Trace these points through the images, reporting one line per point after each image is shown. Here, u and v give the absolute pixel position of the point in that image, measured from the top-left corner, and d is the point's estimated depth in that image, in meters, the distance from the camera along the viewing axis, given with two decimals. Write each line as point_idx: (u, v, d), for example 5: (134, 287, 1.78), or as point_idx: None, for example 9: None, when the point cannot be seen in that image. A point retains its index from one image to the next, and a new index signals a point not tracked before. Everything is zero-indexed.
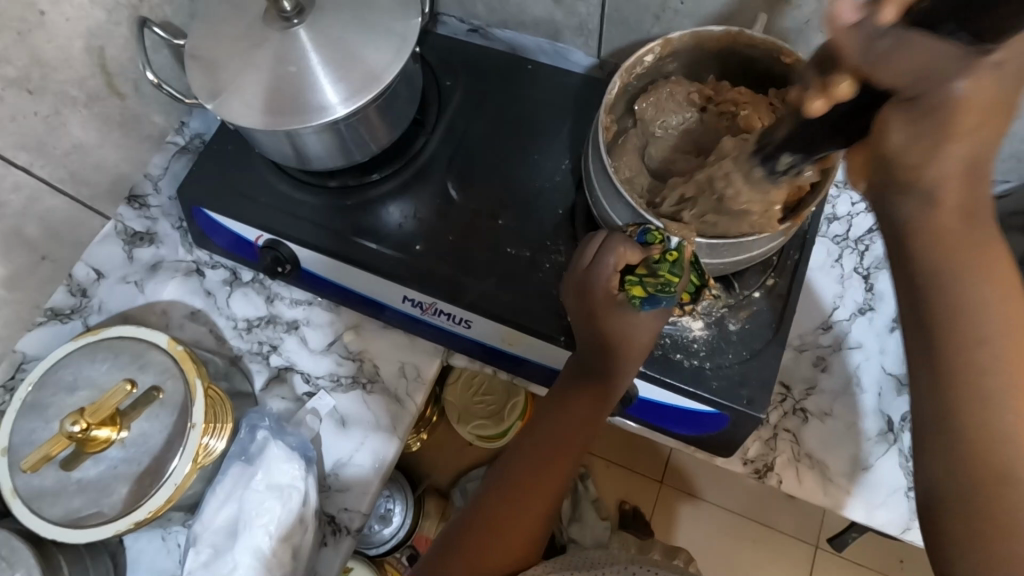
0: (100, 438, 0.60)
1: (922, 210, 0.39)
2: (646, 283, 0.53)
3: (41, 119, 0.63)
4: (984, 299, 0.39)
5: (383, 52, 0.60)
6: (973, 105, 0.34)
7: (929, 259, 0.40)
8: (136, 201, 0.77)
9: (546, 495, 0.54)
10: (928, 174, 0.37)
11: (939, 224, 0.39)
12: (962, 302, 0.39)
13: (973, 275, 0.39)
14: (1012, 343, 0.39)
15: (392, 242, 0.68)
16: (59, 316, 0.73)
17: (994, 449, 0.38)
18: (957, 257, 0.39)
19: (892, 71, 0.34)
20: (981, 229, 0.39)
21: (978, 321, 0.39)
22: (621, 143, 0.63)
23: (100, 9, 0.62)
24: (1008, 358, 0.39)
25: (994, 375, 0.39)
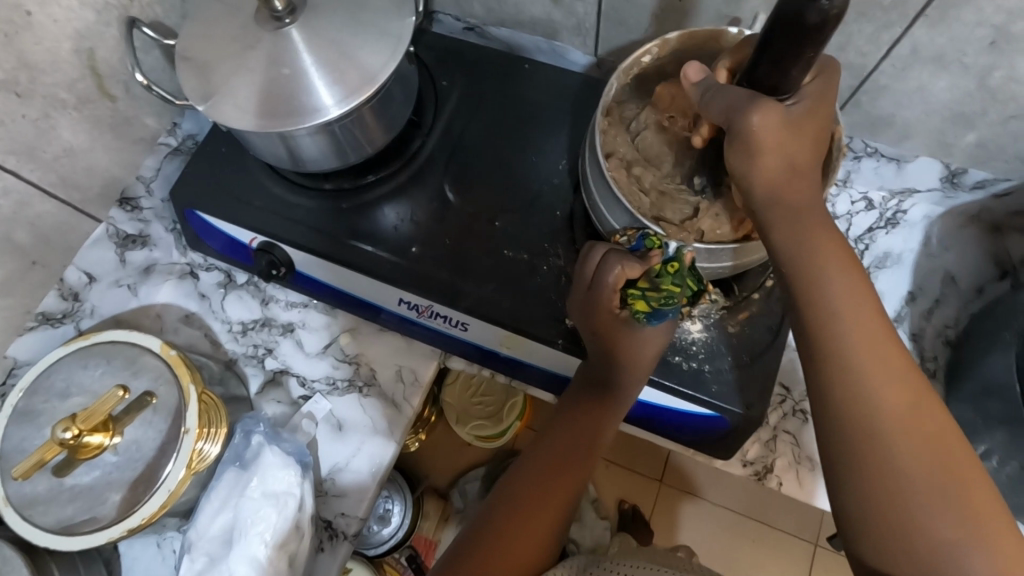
0: (93, 444, 0.59)
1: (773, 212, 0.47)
2: (649, 298, 0.51)
3: (30, 122, 0.62)
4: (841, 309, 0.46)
5: (378, 52, 0.59)
6: (774, 128, 0.45)
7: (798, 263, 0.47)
8: (128, 203, 0.76)
9: (553, 505, 0.54)
10: (761, 183, 0.47)
11: (789, 225, 0.47)
12: (827, 311, 0.46)
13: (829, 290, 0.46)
14: (874, 351, 0.46)
15: (388, 244, 0.68)
16: (51, 320, 0.72)
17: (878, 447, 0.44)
18: (811, 261, 0.47)
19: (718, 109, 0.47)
20: (823, 231, 0.47)
21: (843, 324, 0.46)
22: (618, 129, 0.60)
23: (89, 10, 0.61)
24: (874, 364, 0.45)
25: (863, 375, 0.45)
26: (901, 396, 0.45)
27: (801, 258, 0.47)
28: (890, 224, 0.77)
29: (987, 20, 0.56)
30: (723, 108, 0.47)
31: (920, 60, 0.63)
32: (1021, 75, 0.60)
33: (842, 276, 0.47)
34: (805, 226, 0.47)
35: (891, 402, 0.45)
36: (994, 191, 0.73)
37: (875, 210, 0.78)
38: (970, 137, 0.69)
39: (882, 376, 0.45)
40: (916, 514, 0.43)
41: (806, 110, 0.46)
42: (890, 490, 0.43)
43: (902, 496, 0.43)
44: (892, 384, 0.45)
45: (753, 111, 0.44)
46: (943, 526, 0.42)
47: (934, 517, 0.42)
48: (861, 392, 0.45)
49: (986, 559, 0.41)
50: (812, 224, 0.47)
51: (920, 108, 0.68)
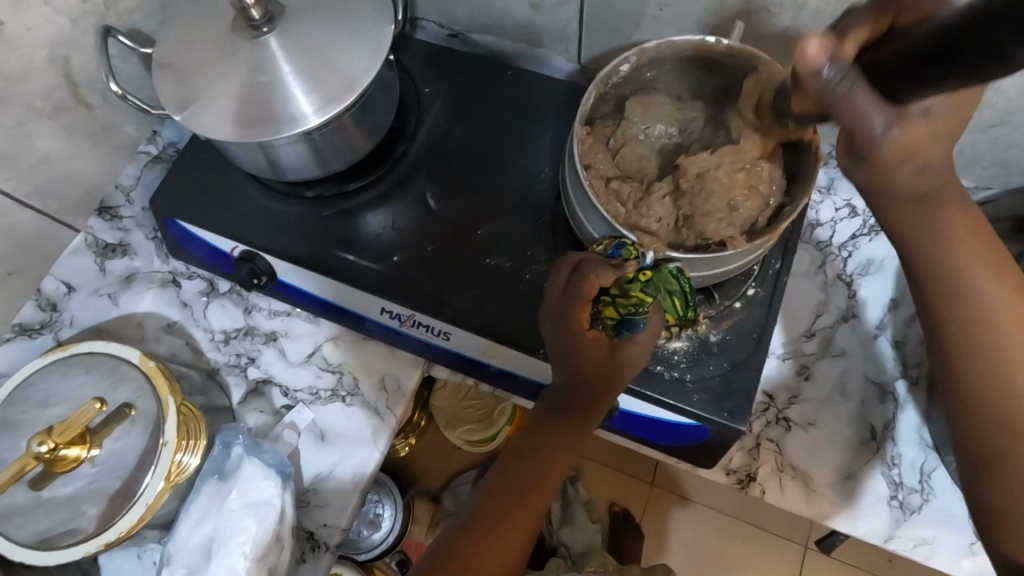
0: (70, 456, 0.58)
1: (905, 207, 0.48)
2: (618, 305, 0.52)
3: (5, 131, 0.61)
4: (979, 287, 0.51)
5: (358, 59, 0.58)
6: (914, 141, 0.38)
7: (939, 256, 0.51)
8: (108, 212, 0.76)
9: (529, 503, 0.56)
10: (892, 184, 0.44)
11: (943, 243, 0.50)
12: (974, 317, 0.52)
13: (967, 275, 0.51)
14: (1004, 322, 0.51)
15: (370, 252, 0.67)
16: (28, 331, 0.72)
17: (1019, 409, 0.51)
18: (955, 260, 0.51)
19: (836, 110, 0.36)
20: (968, 236, 0.50)
21: (978, 300, 0.51)
22: (599, 143, 0.61)
23: (64, 17, 0.60)
24: (1003, 333, 0.51)
25: (1003, 345, 0.51)
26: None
27: (940, 256, 0.51)
28: (874, 231, 0.76)
29: None
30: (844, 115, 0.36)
31: None
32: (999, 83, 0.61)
33: (981, 268, 0.51)
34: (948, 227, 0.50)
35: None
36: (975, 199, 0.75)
37: (858, 217, 0.77)
38: None
39: None
40: None
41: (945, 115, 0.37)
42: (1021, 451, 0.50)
43: None
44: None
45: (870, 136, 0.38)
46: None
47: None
48: (998, 363, 0.51)
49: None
50: (951, 219, 0.49)
51: None
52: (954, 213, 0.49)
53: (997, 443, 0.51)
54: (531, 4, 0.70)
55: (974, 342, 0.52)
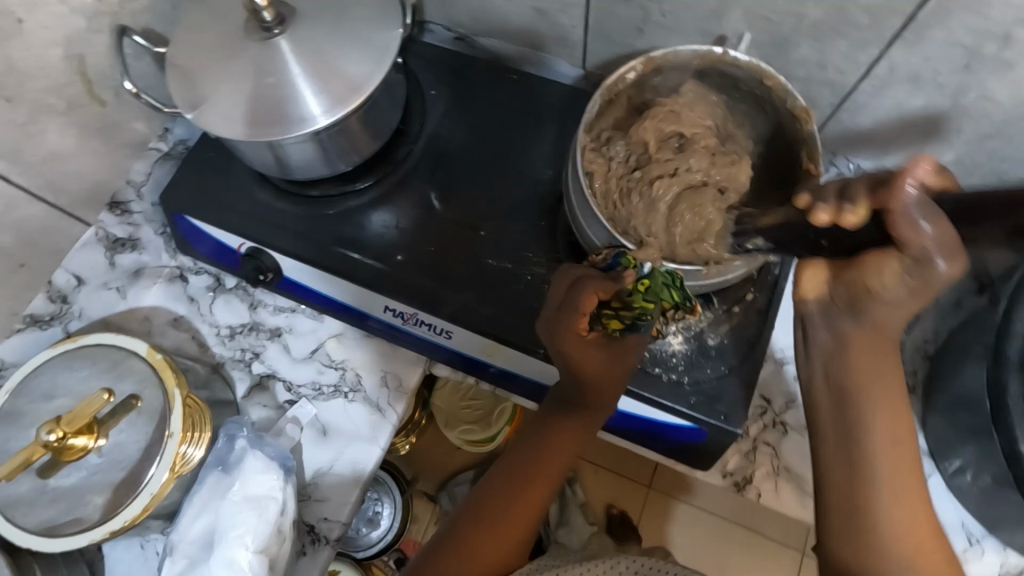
0: (77, 446, 0.60)
1: (866, 338, 0.49)
2: (622, 316, 0.53)
3: (18, 127, 0.62)
4: (868, 399, 0.50)
5: (364, 64, 0.59)
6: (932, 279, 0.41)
7: (843, 359, 0.50)
8: (119, 207, 0.77)
9: (531, 498, 0.56)
10: (885, 317, 0.47)
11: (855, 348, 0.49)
12: (854, 426, 0.50)
13: (862, 387, 0.50)
14: (881, 435, 0.50)
15: (373, 250, 0.68)
16: (38, 322, 0.73)
17: (870, 525, 0.49)
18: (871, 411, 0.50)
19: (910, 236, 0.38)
20: (878, 346, 0.49)
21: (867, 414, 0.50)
22: (619, 107, 0.62)
23: (80, 16, 0.61)
24: (879, 448, 0.50)
25: (880, 495, 0.49)
26: (903, 517, 0.49)
27: (859, 398, 0.50)
28: None
29: (958, 43, 0.58)
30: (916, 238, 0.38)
31: (896, 80, 0.64)
32: (992, 95, 0.61)
33: (887, 426, 0.50)
34: (875, 376, 0.50)
35: (887, 485, 0.50)
36: None
37: None
38: (947, 155, 0.70)
39: (896, 490, 0.50)
40: None
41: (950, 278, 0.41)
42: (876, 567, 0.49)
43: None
44: (893, 467, 0.50)
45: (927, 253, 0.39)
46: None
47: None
48: (877, 503, 0.49)
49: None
50: (885, 370, 0.50)
51: (898, 126, 0.69)
52: (884, 367, 0.50)
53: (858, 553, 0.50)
54: (534, 9, 0.71)
55: (862, 486, 0.50)
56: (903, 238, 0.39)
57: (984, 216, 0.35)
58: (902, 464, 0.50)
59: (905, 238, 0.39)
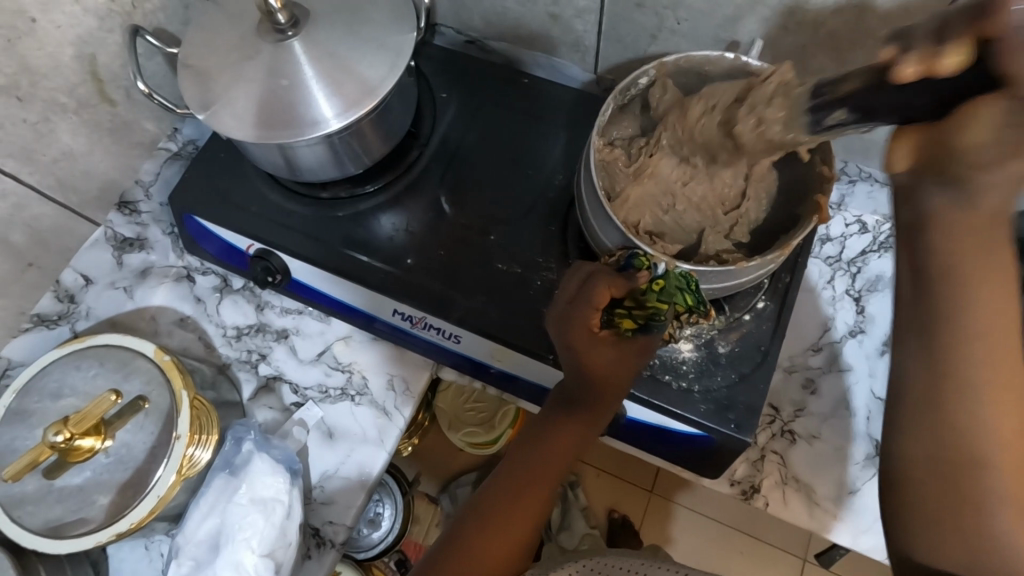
0: (84, 448, 0.59)
1: (958, 213, 0.36)
2: (635, 315, 0.53)
3: (30, 126, 0.62)
4: (973, 299, 0.38)
5: (378, 67, 0.59)
6: None
7: (947, 253, 0.37)
8: (127, 206, 0.77)
9: (538, 502, 0.56)
10: (978, 181, 0.34)
11: (964, 231, 0.36)
12: (958, 334, 0.39)
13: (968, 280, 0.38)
14: (991, 342, 0.39)
15: (382, 254, 0.68)
16: (46, 322, 0.73)
17: (965, 445, 0.41)
18: (965, 307, 0.39)
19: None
20: (989, 234, 0.36)
21: (974, 320, 0.39)
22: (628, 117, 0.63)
23: (92, 16, 0.61)
24: (986, 358, 0.39)
25: (977, 404, 0.40)
26: (1006, 427, 0.40)
27: (951, 290, 0.39)
28: (883, 248, 0.76)
29: None
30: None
31: None
32: None
33: (990, 320, 0.39)
34: (977, 257, 0.37)
35: (992, 405, 0.40)
36: None
37: (869, 233, 0.77)
38: None
39: (1001, 405, 0.40)
40: (994, 527, 0.41)
41: None
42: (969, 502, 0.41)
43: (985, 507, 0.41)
44: (999, 381, 0.40)
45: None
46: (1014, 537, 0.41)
47: (1006, 526, 0.41)
48: (973, 417, 0.40)
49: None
50: (991, 253, 0.37)
51: None
52: (994, 242, 0.37)
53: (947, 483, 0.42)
54: (548, 14, 0.71)
55: (956, 405, 0.40)
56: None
57: None
58: (1011, 375, 0.40)
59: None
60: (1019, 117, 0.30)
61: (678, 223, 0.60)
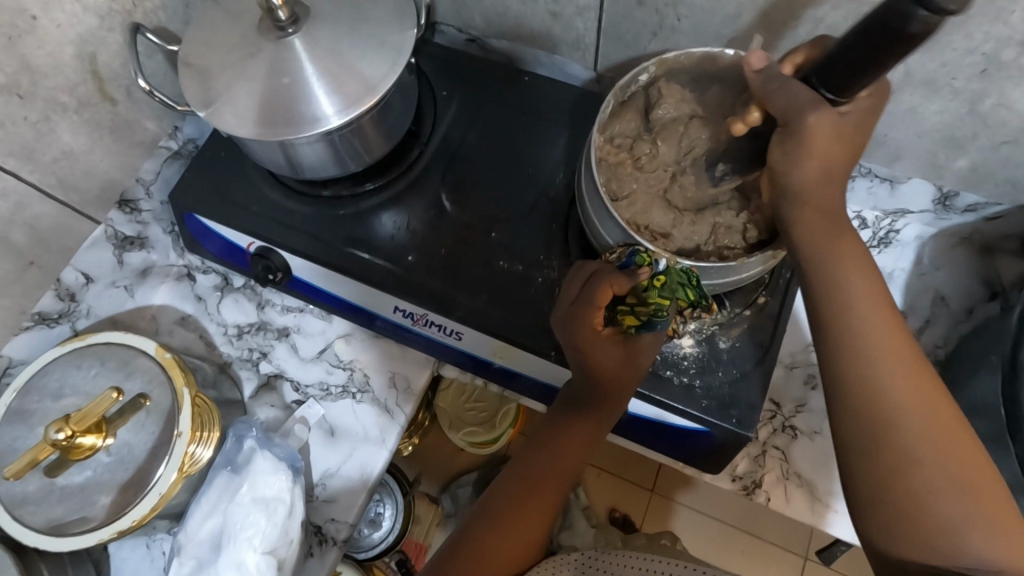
0: (86, 444, 0.59)
1: (802, 212, 0.46)
2: (638, 312, 0.53)
3: (31, 125, 0.62)
4: (840, 276, 0.45)
5: (379, 64, 0.59)
6: (829, 134, 0.43)
7: (807, 240, 0.46)
8: (128, 205, 0.77)
9: (544, 502, 0.56)
10: (797, 184, 0.45)
11: (808, 221, 0.46)
12: (840, 309, 0.45)
13: (831, 260, 0.46)
14: (874, 316, 0.45)
15: (384, 252, 0.68)
16: (46, 321, 0.72)
17: (884, 417, 0.43)
18: (843, 288, 0.45)
19: (777, 103, 0.45)
20: (839, 226, 0.46)
21: (851, 296, 0.45)
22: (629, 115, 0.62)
23: (93, 15, 0.61)
24: (874, 330, 0.44)
25: (882, 374, 0.44)
26: (916, 399, 0.43)
27: (827, 274, 0.46)
28: (883, 244, 0.78)
29: (976, 49, 0.58)
30: (783, 105, 0.45)
31: (912, 85, 0.64)
32: (1011, 102, 0.61)
33: (870, 300, 0.45)
34: (836, 245, 0.46)
35: (895, 375, 0.44)
36: (986, 215, 0.73)
37: (868, 229, 0.78)
38: (962, 160, 0.69)
39: (902, 377, 0.44)
40: (934, 501, 0.42)
41: (854, 123, 0.45)
42: (899, 474, 0.43)
43: (920, 481, 0.42)
44: (893, 352, 0.44)
45: (811, 110, 0.43)
46: (957, 509, 0.41)
47: (945, 499, 0.42)
48: (883, 391, 0.43)
49: (1000, 551, 0.41)
50: (841, 237, 0.46)
51: (911, 131, 0.69)
52: (845, 233, 0.46)
53: (876, 459, 0.43)
54: (548, 12, 0.71)
55: (862, 377, 0.44)
56: (773, 107, 0.46)
57: (849, 71, 0.40)
58: (901, 347, 0.44)
59: (773, 106, 0.46)
60: (787, 141, 0.44)
61: (690, 232, 0.58)
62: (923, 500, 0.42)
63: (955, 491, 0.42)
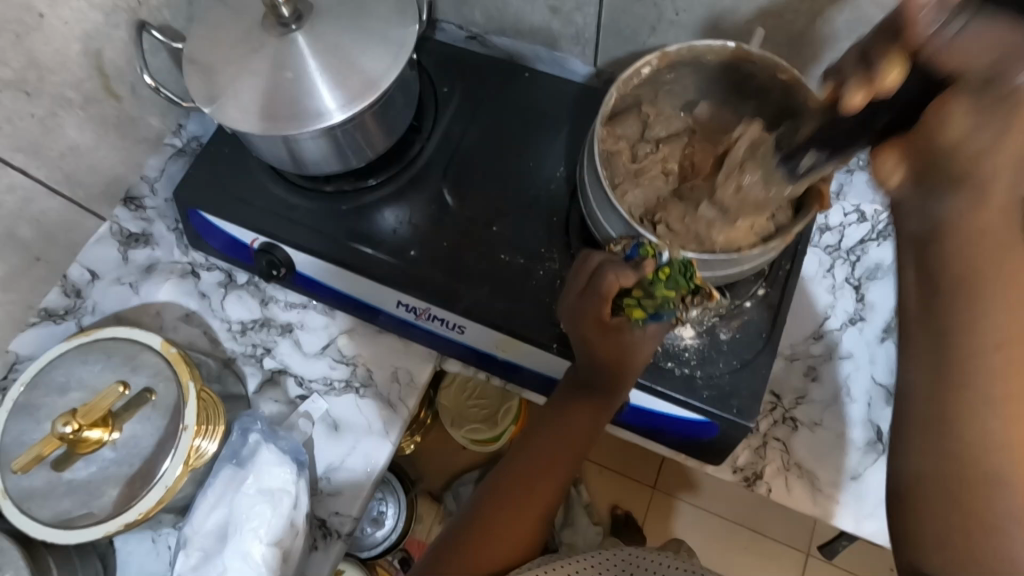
0: (92, 439, 0.60)
1: (969, 215, 0.38)
2: (645, 305, 0.53)
3: (37, 121, 0.63)
4: (1001, 281, 0.38)
5: (381, 60, 0.60)
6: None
7: (960, 236, 0.39)
8: (132, 202, 0.77)
9: (546, 491, 0.56)
10: (988, 166, 0.37)
11: (995, 226, 0.38)
12: (970, 314, 0.39)
13: (991, 270, 0.38)
14: (1004, 332, 0.38)
15: (387, 246, 0.69)
16: (52, 316, 0.73)
17: (974, 439, 0.39)
18: (980, 310, 0.38)
19: (975, 59, 0.36)
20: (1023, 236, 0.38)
21: (992, 302, 0.38)
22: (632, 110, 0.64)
23: (98, 12, 0.62)
24: (999, 347, 0.38)
25: (985, 393, 0.39)
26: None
27: (958, 278, 0.39)
28: (882, 237, 0.77)
29: None
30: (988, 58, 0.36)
31: None
32: None
33: (1018, 331, 0.38)
34: (1004, 261, 0.38)
35: (1002, 398, 0.38)
36: None
37: (867, 222, 0.78)
38: None
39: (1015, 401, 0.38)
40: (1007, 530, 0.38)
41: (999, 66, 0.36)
42: (973, 496, 0.39)
43: (995, 508, 0.39)
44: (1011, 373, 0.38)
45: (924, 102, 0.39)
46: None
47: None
48: (987, 432, 0.39)
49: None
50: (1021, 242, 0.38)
51: None
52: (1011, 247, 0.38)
53: (948, 476, 0.40)
54: (549, 8, 0.72)
55: (956, 395, 0.39)
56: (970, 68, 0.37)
57: None
58: None
59: (971, 65, 0.36)
60: (985, 112, 0.36)
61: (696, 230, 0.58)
62: (994, 526, 0.39)
63: None
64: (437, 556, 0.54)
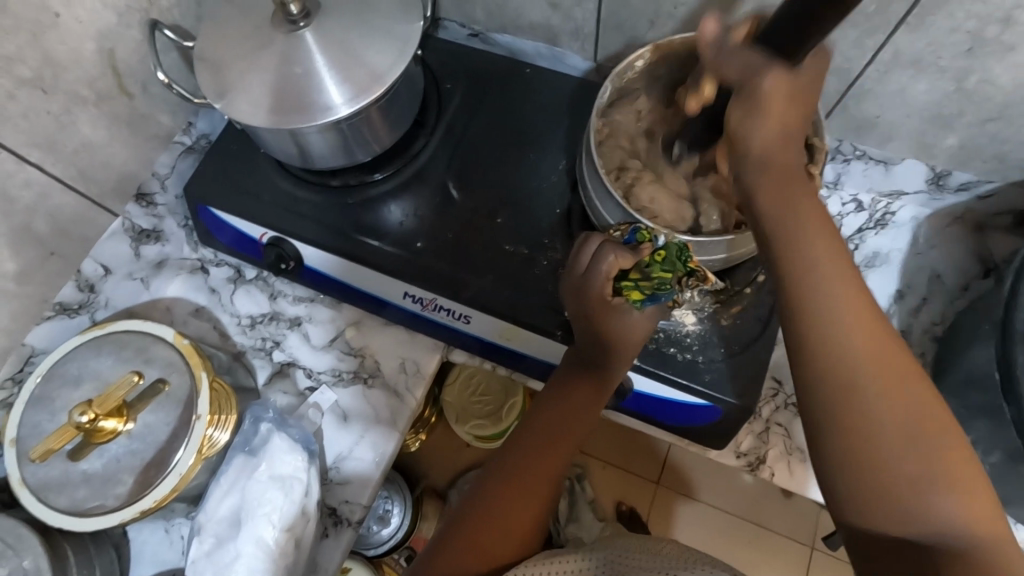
0: (108, 428, 0.61)
1: (760, 178, 0.44)
2: (642, 287, 0.54)
3: (53, 118, 0.64)
4: (806, 235, 0.43)
5: (386, 54, 0.61)
6: (784, 96, 0.42)
7: (767, 207, 0.44)
8: (144, 199, 0.79)
9: (551, 476, 0.57)
10: (758, 151, 0.43)
11: (771, 188, 0.43)
12: (804, 263, 0.43)
13: (798, 220, 0.43)
14: (838, 273, 0.43)
15: (393, 238, 0.70)
16: (66, 310, 0.74)
17: (840, 365, 0.42)
18: (794, 227, 0.43)
19: (731, 68, 0.44)
20: (802, 196, 0.44)
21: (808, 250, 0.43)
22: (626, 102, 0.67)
23: (112, 12, 0.64)
24: (836, 284, 0.43)
25: (839, 330, 0.42)
26: (874, 346, 0.42)
27: (786, 233, 0.43)
28: (879, 225, 0.80)
29: (960, 27, 0.60)
30: (738, 67, 0.44)
31: (899, 65, 0.66)
32: (996, 79, 0.63)
33: (832, 260, 0.43)
34: (800, 206, 0.43)
35: (856, 334, 0.42)
36: (979, 192, 0.75)
37: (864, 211, 0.80)
38: (950, 139, 0.72)
39: (858, 325, 0.42)
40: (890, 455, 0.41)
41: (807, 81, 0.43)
42: (854, 426, 0.42)
43: (873, 429, 0.41)
44: (852, 304, 0.42)
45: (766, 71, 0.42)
46: (951, 509, 0.40)
47: (906, 467, 0.41)
48: (844, 356, 0.42)
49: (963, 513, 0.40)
50: (799, 196, 0.44)
51: (902, 112, 0.71)
52: (800, 203, 0.43)
53: (832, 413, 0.42)
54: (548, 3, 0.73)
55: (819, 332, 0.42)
56: (727, 74, 0.45)
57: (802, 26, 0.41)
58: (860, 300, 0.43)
59: (727, 73, 0.45)
60: (746, 105, 0.43)
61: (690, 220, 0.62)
62: (882, 455, 0.41)
63: (901, 443, 0.41)
64: (439, 545, 0.55)
